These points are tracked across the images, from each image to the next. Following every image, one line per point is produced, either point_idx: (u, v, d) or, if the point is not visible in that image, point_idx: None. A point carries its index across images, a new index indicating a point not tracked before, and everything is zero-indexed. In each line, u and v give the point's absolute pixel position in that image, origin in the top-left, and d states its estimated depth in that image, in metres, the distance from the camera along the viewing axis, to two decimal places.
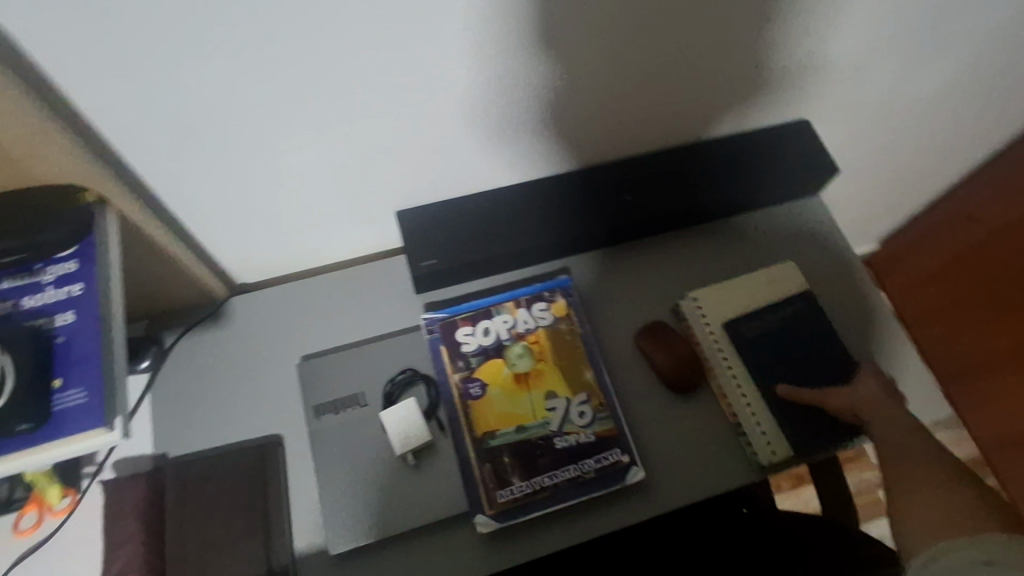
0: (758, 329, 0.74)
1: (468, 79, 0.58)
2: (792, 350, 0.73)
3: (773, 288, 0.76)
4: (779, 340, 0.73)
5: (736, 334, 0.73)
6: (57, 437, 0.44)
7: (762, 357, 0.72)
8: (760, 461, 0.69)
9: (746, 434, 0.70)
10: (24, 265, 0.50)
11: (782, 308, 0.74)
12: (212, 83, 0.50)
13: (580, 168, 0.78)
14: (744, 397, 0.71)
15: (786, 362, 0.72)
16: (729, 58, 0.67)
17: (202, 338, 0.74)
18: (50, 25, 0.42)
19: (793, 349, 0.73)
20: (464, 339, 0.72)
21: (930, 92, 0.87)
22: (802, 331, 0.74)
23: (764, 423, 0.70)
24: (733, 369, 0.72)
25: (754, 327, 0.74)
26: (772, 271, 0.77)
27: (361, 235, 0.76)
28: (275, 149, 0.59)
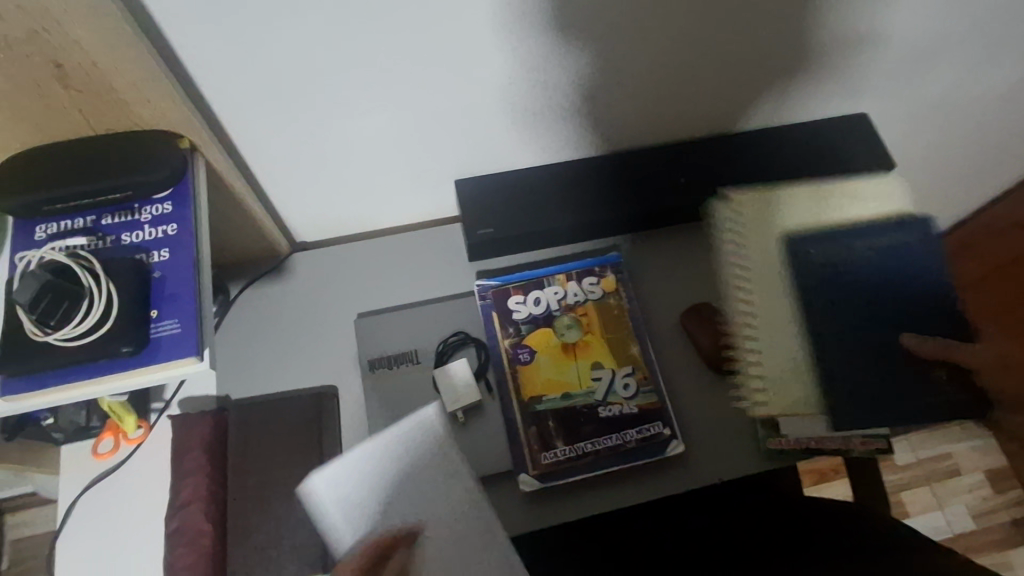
0: (824, 249, 0.74)
1: (539, 53, 0.60)
2: (852, 275, 0.72)
3: (864, 207, 0.76)
4: (846, 271, 0.72)
5: (795, 250, 0.74)
6: (153, 362, 0.48)
7: (821, 284, 0.72)
8: (762, 408, 0.71)
9: (752, 378, 0.73)
10: (125, 205, 0.53)
11: (867, 233, 0.74)
12: (303, 43, 0.53)
13: (637, 147, 0.79)
14: (756, 334, 0.73)
15: (844, 292, 0.71)
16: (793, 43, 0.67)
17: (265, 291, 0.77)
18: None
19: (856, 272, 0.72)
20: (515, 307, 0.74)
21: (994, 94, 0.86)
22: (882, 264, 0.72)
23: (771, 360, 0.72)
24: (753, 296, 0.75)
25: (817, 249, 0.74)
26: (869, 187, 0.76)
27: (421, 201, 0.79)
28: (353, 111, 0.62)
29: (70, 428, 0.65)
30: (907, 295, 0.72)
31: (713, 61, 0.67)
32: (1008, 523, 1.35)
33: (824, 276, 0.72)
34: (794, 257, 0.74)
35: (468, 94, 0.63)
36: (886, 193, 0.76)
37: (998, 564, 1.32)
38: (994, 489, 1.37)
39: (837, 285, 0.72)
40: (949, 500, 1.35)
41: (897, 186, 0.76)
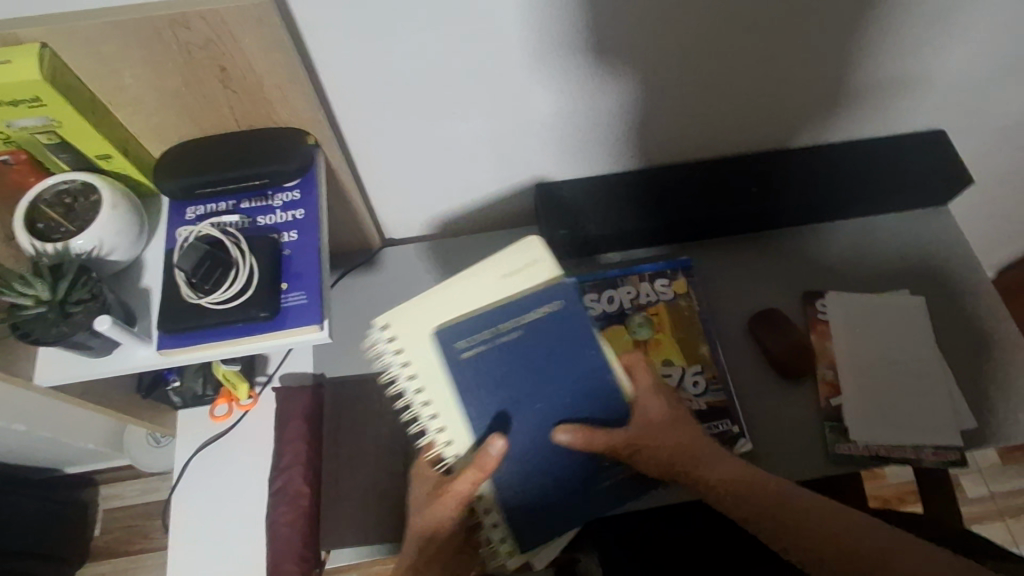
0: (475, 345, 0.61)
1: (622, 57, 0.65)
2: (509, 386, 0.62)
3: (506, 283, 0.63)
4: (504, 365, 0.62)
5: (447, 349, 0.62)
6: (283, 327, 0.54)
7: (474, 396, 0.61)
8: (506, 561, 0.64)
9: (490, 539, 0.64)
10: (262, 191, 0.60)
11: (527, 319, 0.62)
12: (417, 52, 0.60)
13: (708, 158, 0.83)
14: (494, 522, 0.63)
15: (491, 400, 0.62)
16: (867, 54, 0.70)
17: (357, 281, 0.84)
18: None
19: (495, 376, 0.62)
20: (589, 304, 0.78)
21: None
22: (521, 368, 0.62)
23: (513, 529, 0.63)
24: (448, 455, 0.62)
25: (472, 344, 0.61)
26: (515, 253, 0.64)
27: (503, 203, 0.85)
28: (451, 115, 0.68)
29: (190, 393, 0.73)
30: (559, 395, 0.62)
31: (786, 71, 0.70)
32: None
33: (462, 374, 0.62)
34: (438, 348, 0.61)
35: (555, 95, 0.69)
36: (531, 260, 0.64)
37: None
38: None
39: (476, 387, 0.61)
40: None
41: (541, 249, 0.64)
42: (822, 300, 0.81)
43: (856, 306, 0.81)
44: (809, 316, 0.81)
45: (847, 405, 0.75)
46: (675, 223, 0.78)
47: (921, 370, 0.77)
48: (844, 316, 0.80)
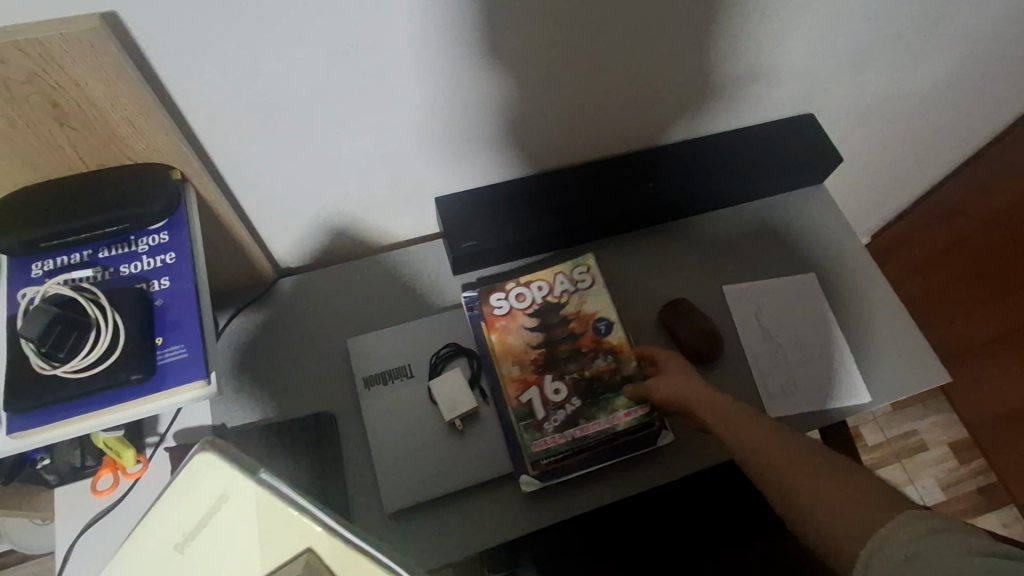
0: None
1: (497, 78, 0.65)
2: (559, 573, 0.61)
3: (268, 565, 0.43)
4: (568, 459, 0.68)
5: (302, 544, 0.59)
6: (163, 387, 0.48)
7: None
8: None
9: None
10: (122, 237, 0.54)
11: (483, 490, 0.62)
12: (282, 71, 0.55)
13: (604, 157, 0.84)
14: None
15: None
16: (727, 54, 0.74)
17: (252, 317, 0.78)
18: (155, 12, 0.46)
19: None
20: (499, 304, 0.75)
21: (930, 90, 0.95)
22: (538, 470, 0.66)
23: None
24: None
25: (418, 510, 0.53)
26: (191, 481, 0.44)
27: (405, 221, 0.81)
28: (334, 136, 0.64)
29: (63, 469, 0.65)
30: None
31: (660, 75, 0.73)
32: (974, 491, 1.43)
33: None
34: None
35: (444, 110, 0.66)
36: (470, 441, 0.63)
37: None
38: (960, 459, 1.46)
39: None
40: (918, 475, 1.44)
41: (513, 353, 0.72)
42: (501, 294, 0.75)
43: (531, 287, 0.76)
44: (488, 313, 0.74)
45: (536, 401, 0.70)
46: (625, 215, 0.81)
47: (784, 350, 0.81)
48: (515, 303, 0.75)
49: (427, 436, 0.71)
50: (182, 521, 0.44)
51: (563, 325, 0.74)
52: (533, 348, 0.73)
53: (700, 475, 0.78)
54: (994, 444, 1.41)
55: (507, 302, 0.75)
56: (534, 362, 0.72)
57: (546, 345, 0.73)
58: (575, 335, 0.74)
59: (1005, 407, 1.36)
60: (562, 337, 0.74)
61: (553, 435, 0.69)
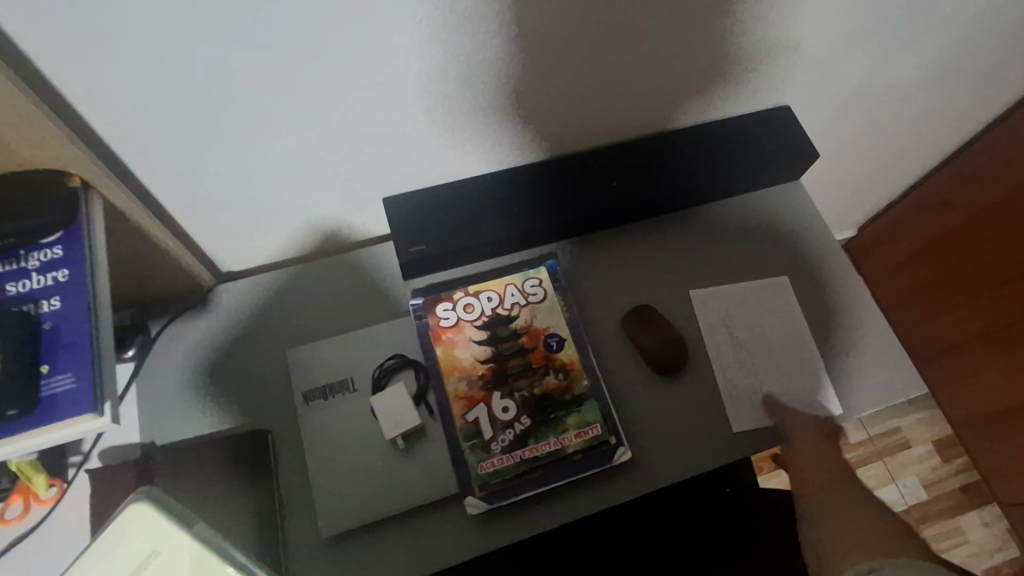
0: None
1: (435, 74, 0.59)
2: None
3: None
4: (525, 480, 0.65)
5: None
6: (47, 421, 0.44)
7: None
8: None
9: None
10: (12, 253, 0.50)
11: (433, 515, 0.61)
12: (185, 67, 0.50)
13: (565, 155, 0.79)
14: None
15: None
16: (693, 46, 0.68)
17: (188, 326, 0.74)
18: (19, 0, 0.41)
19: None
20: (445, 315, 0.73)
21: (917, 79, 0.89)
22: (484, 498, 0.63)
23: None
24: None
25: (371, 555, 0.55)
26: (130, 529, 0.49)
27: (351, 223, 0.76)
28: (258, 136, 0.59)
29: None
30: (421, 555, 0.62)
31: (617, 70, 0.67)
32: (957, 489, 1.41)
33: None
34: None
35: (379, 109, 0.61)
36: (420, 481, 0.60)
37: (949, 532, 1.38)
38: (943, 457, 1.43)
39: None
40: (899, 474, 1.41)
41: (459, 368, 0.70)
42: (447, 305, 0.73)
43: (479, 301, 0.73)
44: (433, 326, 0.72)
45: (483, 419, 0.68)
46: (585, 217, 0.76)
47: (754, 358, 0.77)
48: (463, 315, 0.73)
49: (369, 454, 0.67)
50: (114, 570, 0.49)
51: (513, 339, 0.72)
52: (481, 364, 0.70)
53: (661, 490, 0.74)
54: (978, 444, 1.38)
55: (455, 314, 0.73)
56: (482, 378, 0.70)
57: (495, 360, 0.70)
58: (526, 349, 0.72)
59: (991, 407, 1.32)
60: (511, 352, 0.71)
61: (502, 455, 0.67)
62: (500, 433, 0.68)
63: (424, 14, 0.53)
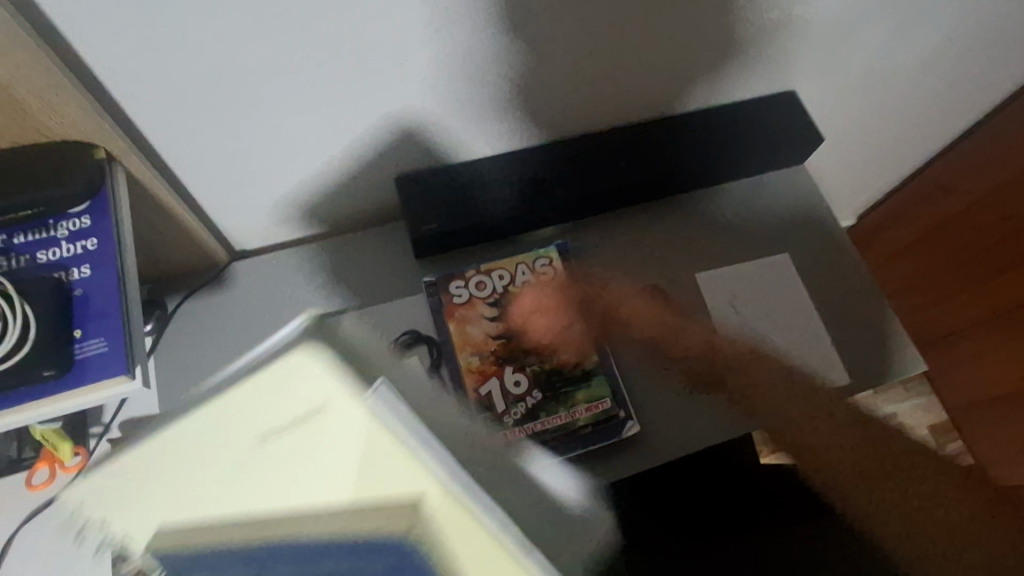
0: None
1: (452, 50, 0.61)
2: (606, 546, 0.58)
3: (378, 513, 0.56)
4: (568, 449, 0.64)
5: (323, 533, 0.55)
6: (81, 383, 0.45)
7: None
8: None
9: None
10: (41, 221, 0.51)
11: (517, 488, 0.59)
12: (208, 40, 0.51)
13: (576, 135, 0.80)
14: None
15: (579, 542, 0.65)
16: (705, 29, 0.69)
17: (204, 301, 0.75)
18: None
19: None
20: (457, 291, 0.74)
21: (921, 63, 0.90)
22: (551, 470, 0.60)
23: None
24: None
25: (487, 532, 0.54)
26: None
27: (365, 201, 0.77)
28: (276, 110, 0.60)
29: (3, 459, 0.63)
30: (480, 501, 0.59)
31: (626, 49, 0.68)
32: None
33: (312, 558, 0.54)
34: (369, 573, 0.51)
35: (396, 85, 0.62)
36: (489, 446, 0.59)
37: None
38: (939, 441, 1.45)
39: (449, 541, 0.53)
40: None
41: (473, 346, 0.71)
42: (458, 283, 0.74)
43: (488, 279, 0.75)
44: (445, 302, 0.73)
45: (495, 392, 0.69)
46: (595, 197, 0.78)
47: (761, 336, 0.78)
48: (475, 292, 0.74)
49: None
50: None
51: (524, 316, 0.73)
52: (493, 339, 0.72)
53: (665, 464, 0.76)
54: (974, 427, 1.41)
55: (467, 291, 0.74)
56: (494, 354, 0.71)
57: (506, 337, 0.72)
58: (537, 326, 0.73)
59: (985, 391, 1.35)
60: (522, 328, 0.72)
61: (515, 427, 0.68)
62: (512, 407, 0.69)
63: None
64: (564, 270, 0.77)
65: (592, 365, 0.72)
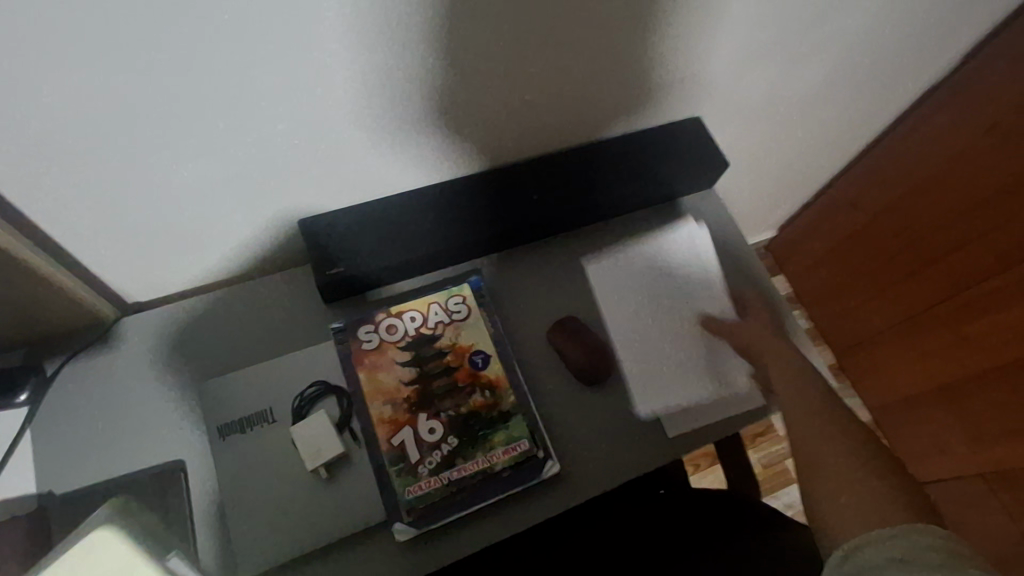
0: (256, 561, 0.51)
1: (344, 95, 0.58)
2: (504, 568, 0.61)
3: None
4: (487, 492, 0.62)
5: None
6: None
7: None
8: None
9: None
10: None
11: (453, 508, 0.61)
12: (62, 94, 0.47)
13: (487, 170, 0.79)
14: None
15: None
16: (607, 66, 0.69)
17: (89, 363, 0.69)
18: None
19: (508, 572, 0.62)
20: (367, 337, 0.71)
21: (817, 89, 0.94)
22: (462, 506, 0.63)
23: None
24: None
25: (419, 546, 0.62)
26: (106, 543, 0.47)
27: (267, 246, 0.74)
28: (152, 162, 0.56)
29: None
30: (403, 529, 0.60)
31: (530, 88, 0.68)
32: None
33: None
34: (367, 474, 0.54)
35: (287, 132, 0.59)
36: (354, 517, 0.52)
37: None
38: None
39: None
40: None
41: (385, 393, 0.68)
42: (368, 328, 0.72)
43: (399, 323, 0.72)
44: (355, 349, 0.70)
45: (410, 442, 0.67)
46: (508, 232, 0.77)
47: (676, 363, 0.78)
48: (386, 337, 0.71)
49: (293, 486, 0.65)
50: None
51: (438, 359, 0.71)
52: (406, 386, 0.69)
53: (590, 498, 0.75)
54: (894, 428, 1.47)
55: (377, 335, 0.71)
56: (407, 401, 0.68)
57: (419, 383, 0.69)
58: (451, 368, 0.71)
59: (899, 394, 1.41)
60: (436, 372, 0.70)
61: (429, 477, 0.65)
62: (427, 457, 0.66)
63: (325, 34, 0.52)
64: (479, 308, 0.75)
65: (510, 406, 0.70)
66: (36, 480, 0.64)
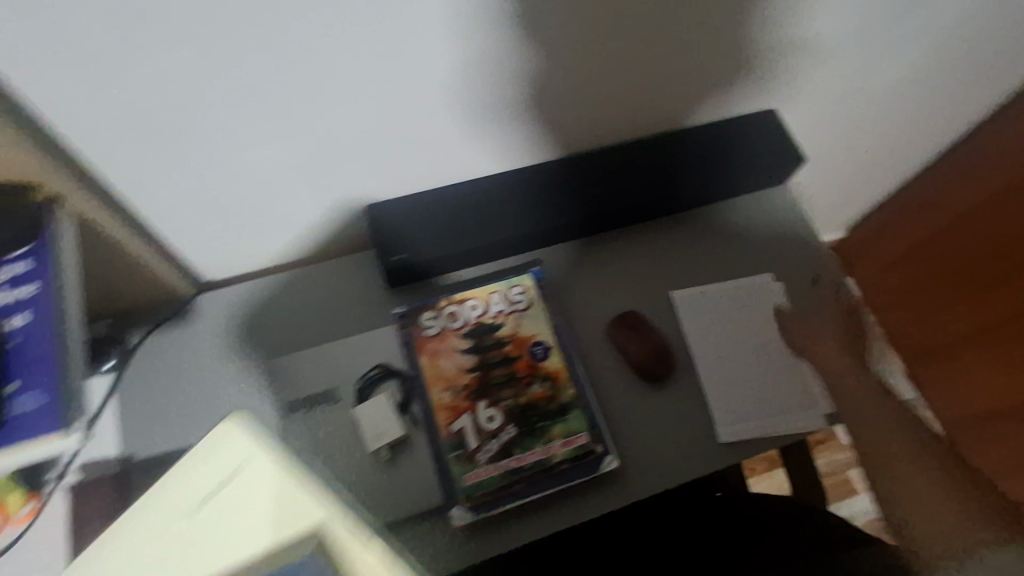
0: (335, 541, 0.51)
1: (416, 80, 0.59)
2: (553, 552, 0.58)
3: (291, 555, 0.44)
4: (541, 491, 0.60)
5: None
6: (11, 440, 0.44)
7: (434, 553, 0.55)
8: None
9: None
10: None
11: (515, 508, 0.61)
12: (154, 73, 0.49)
13: (553, 159, 0.78)
14: None
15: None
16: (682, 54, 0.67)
17: (168, 336, 0.72)
18: None
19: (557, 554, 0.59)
20: (428, 323, 0.72)
21: (905, 81, 0.89)
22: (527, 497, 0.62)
23: None
24: None
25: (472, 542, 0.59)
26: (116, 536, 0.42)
27: (335, 230, 0.75)
28: (232, 142, 0.58)
29: None
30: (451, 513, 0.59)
31: (601, 75, 0.66)
32: None
33: None
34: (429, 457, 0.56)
35: (359, 115, 0.60)
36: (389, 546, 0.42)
37: None
38: None
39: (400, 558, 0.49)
40: None
41: (445, 380, 0.69)
42: (429, 314, 0.72)
43: (459, 311, 0.73)
44: (416, 334, 0.71)
45: (468, 429, 0.67)
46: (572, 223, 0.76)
47: (738, 367, 0.75)
48: (447, 324, 0.72)
49: (354, 465, 0.66)
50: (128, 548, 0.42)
51: (497, 348, 0.71)
52: (465, 373, 0.69)
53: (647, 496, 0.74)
54: None
55: (438, 322, 0.72)
56: (466, 389, 0.69)
57: (478, 371, 0.70)
58: (511, 358, 0.71)
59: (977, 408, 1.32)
60: (495, 361, 0.70)
61: (487, 465, 0.66)
62: (484, 445, 0.67)
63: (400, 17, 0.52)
64: (540, 298, 0.74)
65: (568, 398, 0.69)
66: (118, 443, 0.67)
